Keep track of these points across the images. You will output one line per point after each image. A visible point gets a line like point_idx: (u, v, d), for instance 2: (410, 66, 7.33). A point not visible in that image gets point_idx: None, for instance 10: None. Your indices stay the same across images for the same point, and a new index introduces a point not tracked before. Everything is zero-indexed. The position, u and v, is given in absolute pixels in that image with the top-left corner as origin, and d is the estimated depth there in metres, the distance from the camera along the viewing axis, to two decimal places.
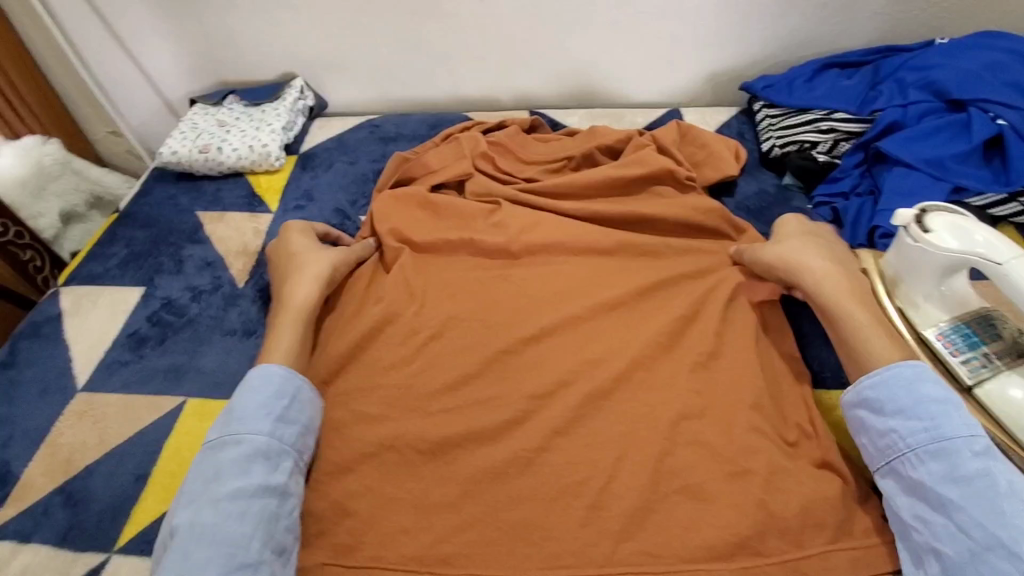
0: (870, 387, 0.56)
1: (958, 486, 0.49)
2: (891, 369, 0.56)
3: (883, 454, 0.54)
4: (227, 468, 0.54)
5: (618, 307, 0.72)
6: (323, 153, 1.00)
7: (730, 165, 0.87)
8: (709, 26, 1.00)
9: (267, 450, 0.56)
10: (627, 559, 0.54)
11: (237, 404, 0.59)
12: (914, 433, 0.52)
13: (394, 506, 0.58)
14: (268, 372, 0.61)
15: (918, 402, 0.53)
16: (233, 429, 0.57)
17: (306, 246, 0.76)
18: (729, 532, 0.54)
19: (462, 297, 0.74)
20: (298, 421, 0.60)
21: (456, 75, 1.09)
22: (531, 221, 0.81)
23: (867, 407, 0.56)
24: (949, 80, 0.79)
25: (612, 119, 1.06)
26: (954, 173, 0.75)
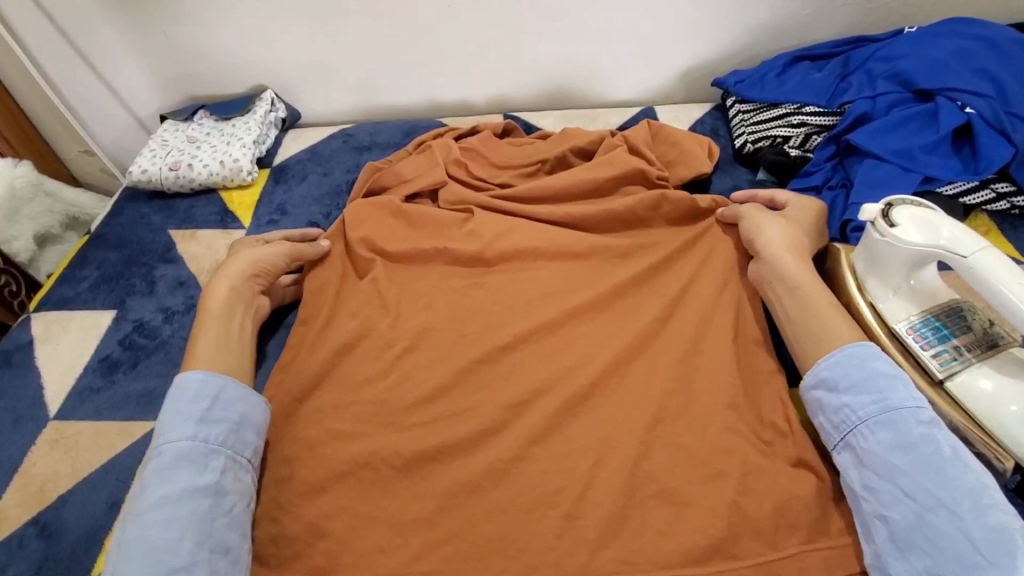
0: (826, 367, 0.58)
1: (905, 453, 0.51)
2: (842, 350, 0.58)
3: (838, 430, 0.56)
4: (153, 478, 0.53)
5: (593, 312, 0.71)
6: (296, 165, 0.99)
7: (702, 161, 0.86)
8: (679, 23, 1.00)
9: (193, 454, 0.55)
10: (603, 567, 0.54)
11: (163, 413, 0.58)
12: (864, 406, 0.54)
13: (370, 526, 0.58)
14: (189, 378, 0.60)
15: (869, 377, 0.55)
16: (161, 438, 0.56)
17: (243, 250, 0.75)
18: (702, 536, 0.54)
19: (436, 308, 0.74)
20: (226, 419, 0.58)
21: (430, 80, 1.08)
22: (504, 229, 0.80)
23: (823, 387, 0.57)
24: (917, 69, 0.79)
25: (586, 120, 1.05)
26: (924, 164, 0.74)
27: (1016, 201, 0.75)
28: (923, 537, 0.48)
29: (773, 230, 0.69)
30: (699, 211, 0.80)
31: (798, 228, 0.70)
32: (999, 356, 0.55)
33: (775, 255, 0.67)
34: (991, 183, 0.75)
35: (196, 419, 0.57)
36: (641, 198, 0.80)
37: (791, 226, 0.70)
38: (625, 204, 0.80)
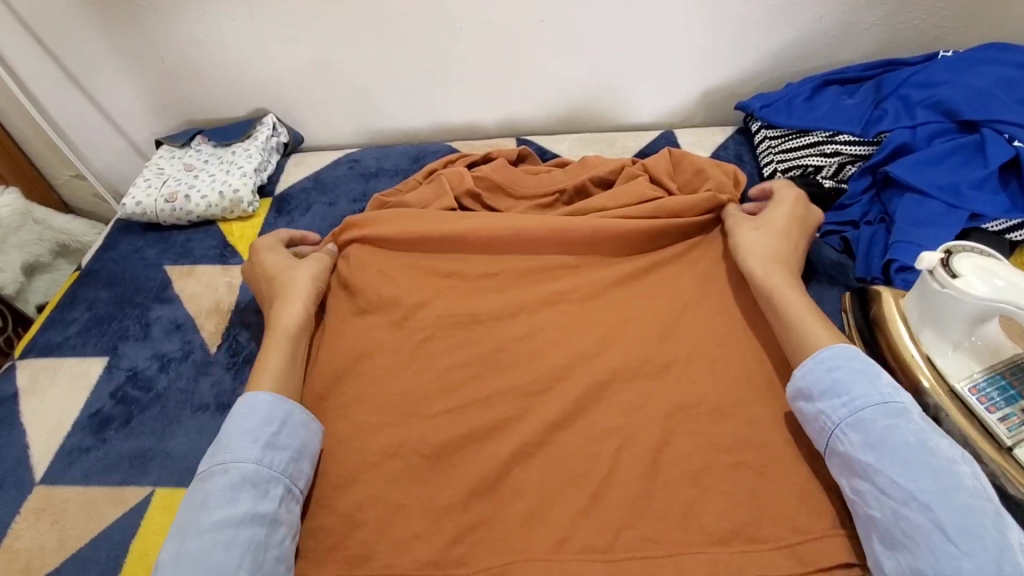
0: (798, 376, 0.56)
1: (874, 451, 0.49)
2: (813, 357, 0.56)
3: (818, 436, 0.54)
4: (214, 496, 0.51)
5: (627, 353, 0.66)
6: (299, 194, 0.95)
7: (730, 189, 0.81)
8: (698, 45, 0.96)
9: (255, 479, 0.52)
10: (628, 548, 0.52)
11: (227, 431, 0.56)
12: (836, 409, 0.53)
13: (389, 527, 0.54)
14: (257, 399, 0.58)
15: (837, 380, 0.54)
16: (221, 457, 0.54)
17: (283, 265, 0.75)
18: (726, 518, 0.53)
19: (454, 351, 0.69)
20: (290, 446, 0.56)
21: (437, 103, 1.04)
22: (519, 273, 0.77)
23: (799, 394, 0.56)
24: (959, 97, 0.75)
25: (603, 145, 1.00)
26: (971, 200, 0.70)
27: None
28: (902, 533, 0.46)
29: (755, 233, 0.70)
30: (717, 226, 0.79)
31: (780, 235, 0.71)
32: None
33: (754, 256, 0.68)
34: None
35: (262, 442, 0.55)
36: (660, 207, 0.78)
37: (772, 231, 0.71)
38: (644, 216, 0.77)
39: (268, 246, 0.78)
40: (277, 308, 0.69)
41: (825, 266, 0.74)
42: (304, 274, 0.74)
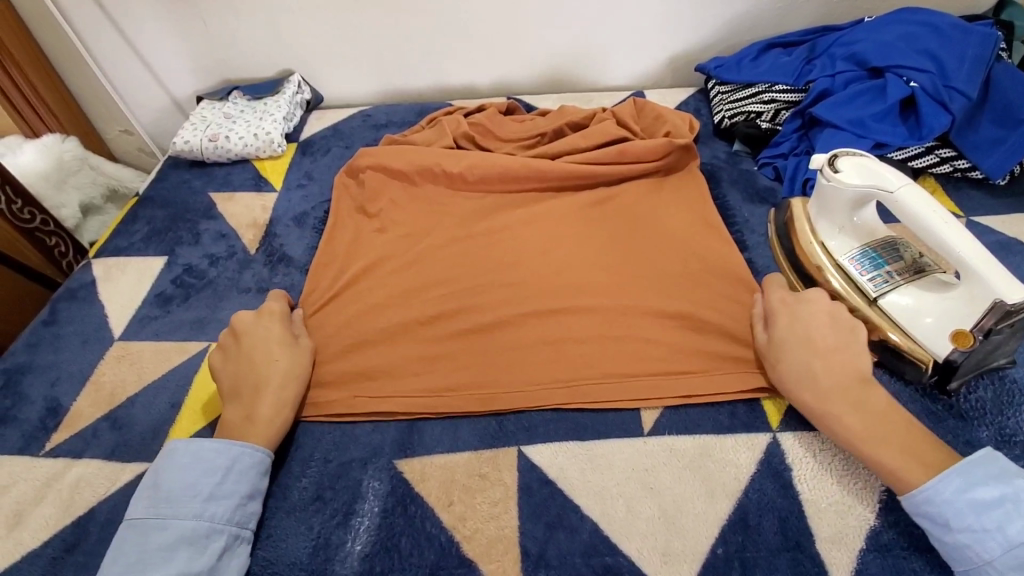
0: (925, 501, 0.51)
1: None
2: (936, 482, 0.51)
3: (961, 565, 0.50)
4: (150, 557, 0.51)
5: (587, 253, 0.82)
6: (321, 140, 1.11)
7: (685, 132, 0.97)
8: (665, 15, 1.12)
9: (193, 535, 0.53)
10: (581, 375, 0.67)
11: (167, 484, 0.55)
12: (987, 546, 0.48)
13: (397, 364, 0.70)
14: (200, 449, 0.57)
15: (979, 511, 0.49)
16: (162, 510, 0.54)
17: (274, 339, 0.67)
18: (656, 358, 0.68)
19: (449, 251, 0.85)
20: (236, 492, 0.56)
21: (440, 66, 1.19)
22: (504, 203, 0.92)
23: (932, 521, 0.51)
24: (870, 50, 0.90)
25: (581, 102, 1.16)
26: (875, 131, 0.85)
27: (957, 164, 0.88)
28: None
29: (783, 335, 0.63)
30: (666, 169, 0.94)
31: (815, 343, 0.61)
32: (923, 278, 0.65)
33: (791, 364, 0.61)
34: (935, 150, 0.88)
35: (204, 494, 0.55)
36: (626, 144, 0.93)
37: (806, 331, 0.62)
38: (608, 151, 0.93)
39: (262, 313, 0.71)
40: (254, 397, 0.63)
41: (757, 190, 0.92)
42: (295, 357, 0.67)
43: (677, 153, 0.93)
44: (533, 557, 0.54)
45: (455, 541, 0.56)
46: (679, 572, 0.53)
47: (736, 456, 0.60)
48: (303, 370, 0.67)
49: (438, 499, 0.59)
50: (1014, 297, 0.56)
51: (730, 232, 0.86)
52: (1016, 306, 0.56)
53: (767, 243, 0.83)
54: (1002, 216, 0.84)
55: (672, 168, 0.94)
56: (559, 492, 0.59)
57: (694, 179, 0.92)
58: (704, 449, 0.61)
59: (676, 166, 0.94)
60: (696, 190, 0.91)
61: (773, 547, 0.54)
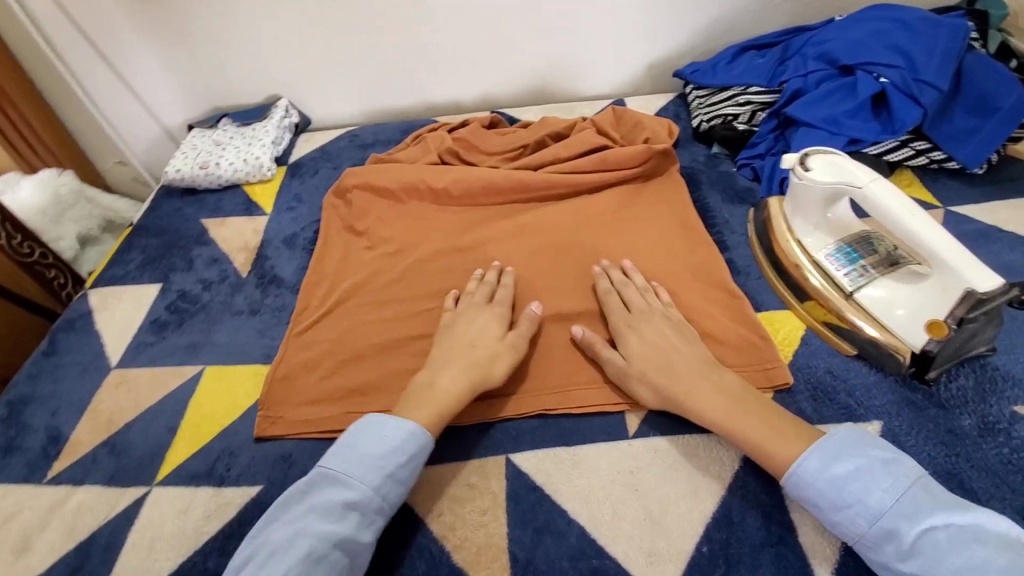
0: (795, 487, 0.54)
1: (915, 559, 0.47)
2: (800, 465, 0.54)
3: (846, 542, 0.53)
4: (325, 510, 0.53)
5: (571, 260, 0.84)
6: (309, 162, 1.13)
7: (663, 138, 0.99)
8: (641, 23, 1.14)
9: (365, 505, 0.55)
10: (567, 382, 0.68)
11: (360, 449, 0.58)
12: (857, 521, 0.51)
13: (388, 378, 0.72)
14: (403, 426, 0.59)
15: (839, 488, 0.52)
16: (350, 471, 0.56)
17: (491, 323, 0.71)
18: None
19: (437, 265, 0.86)
20: (406, 481, 0.58)
21: (424, 84, 1.22)
22: (489, 215, 0.94)
23: (808, 503, 0.54)
24: (840, 48, 0.91)
25: (563, 112, 1.18)
26: (848, 128, 0.87)
27: (933, 156, 0.88)
28: None
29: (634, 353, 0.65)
30: (647, 174, 0.95)
31: (661, 344, 0.65)
32: (897, 271, 0.66)
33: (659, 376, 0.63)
34: (910, 143, 0.88)
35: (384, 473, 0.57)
36: (606, 151, 0.95)
37: (649, 334, 0.66)
38: (588, 159, 0.95)
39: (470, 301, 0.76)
40: (444, 372, 0.65)
41: (736, 191, 0.93)
42: (510, 337, 0.69)
43: (656, 158, 0.95)
44: (522, 563, 0.55)
45: (446, 550, 0.57)
46: (665, 572, 0.54)
47: (720, 456, 0.61)
48: (517, 346, 0.69)
49: (428, 510, 0.60)
50: (984, 285, 0.57)
51: (711, 233, 0.87)
52: (987, 295, 0.56)
53: (747, 242, 0.84)
54: (982, 205, 0.84)
55: (653, 173, 0.96)
56: (546, 498, 0.60)
57: (674, 182, 0.94)
58: (689, 448, 0.62)
59: (656, 171, 0.96)
60: (677, 193, 0.92)
61: (757, 543, 0.55)
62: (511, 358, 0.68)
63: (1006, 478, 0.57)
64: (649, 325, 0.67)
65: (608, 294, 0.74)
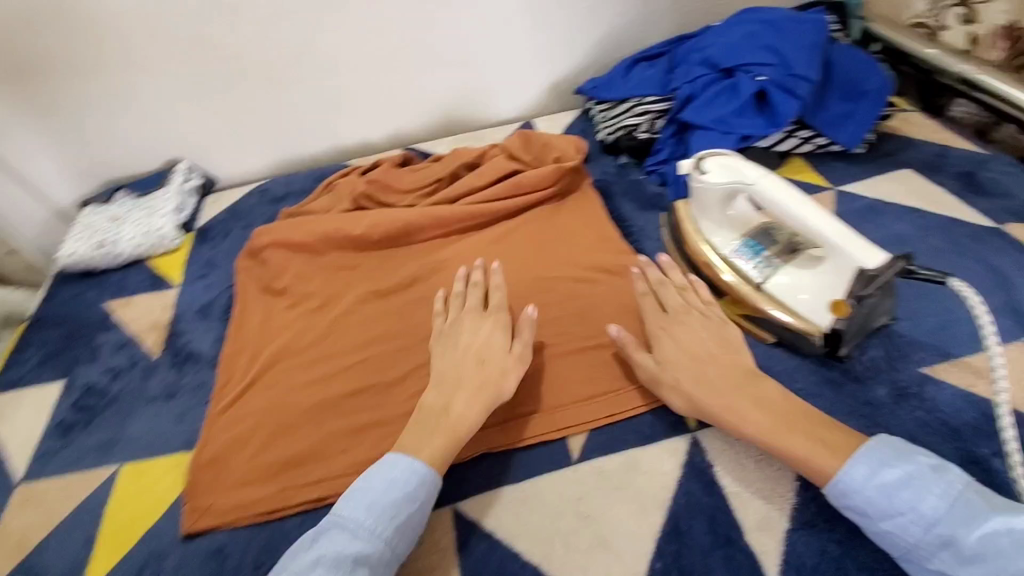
0: (843, 497, 0.53)
1: (977, 566, 0.47)
2: (847, 474, 0.52)
3: (894, 551, 0.52)
4: (335, 562, 0.51)
5: (498, 290, 0.83)
6: (218, 224, 1.08)
7: (573, 156, 1.01)
8: (536, 47, 1.17)
9: (376, 554, 0.53)
10: (509, 417, 0.66)
11: (370, 492, 0.56)
12: (909, 530, 0.50)
13: (322, 442, 0.69)
14: (413, 467, 0.57)
15: (891, 497, 0.51)
16: (362, 517, 0.54)
17: (495, 332, 0.68)
18: (579, 384, 0.68)
19: (361, 314, 0.84)
20: (416, 527, 0.56)
21: (330, 128, 1.19)
22: (410, 255, 0.92)
23: (856, 512, 0.53)
24: (719, 53, 0.96)
25: (475, 141, 1.19)
26: (738, 126, 0.92)
27: (817, 142, 0.94)
28: None
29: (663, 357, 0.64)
30: (561, 192, 0.97)
31: (694, 351, 0.63)
32: (799, 257, 0.70)
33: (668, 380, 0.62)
34: (796, 132, 0.94)
35: (396, 519, 0.55)
36: (519, 176, 0.96)
37: (685, 339, 0.63)
38: (502, 185, 0.95)
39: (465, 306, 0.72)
40: (470, 385, 0.63)
41: (647, 198, 0.96)
42: (516, 347, 0.67)
43: (566, 175, 0.97)
44: None
45: None
46: None
47: (662, 467, 0.61)
48: (523, 357, 0.67)
49: None
50: (870, 261, 0.60)
51: (630, 243, 0.89)
52: (874, 270, 0.60)
53: (663, 247, 0.87)
54: (866, 180, 0.90)
55: (566, 190, 0.98)
56: (498, 542, 0.58)
57: (588, 196, 0.96)
58: (632, 464, 0.62)
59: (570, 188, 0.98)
60: (592, 208, 0.94)
61: (707, 549, 0.55)
62: (519, 370, 0.66)
63: (923, 438, 0.61)
64: (683, 330, 0.64)
65: (642, 296, 0.70)
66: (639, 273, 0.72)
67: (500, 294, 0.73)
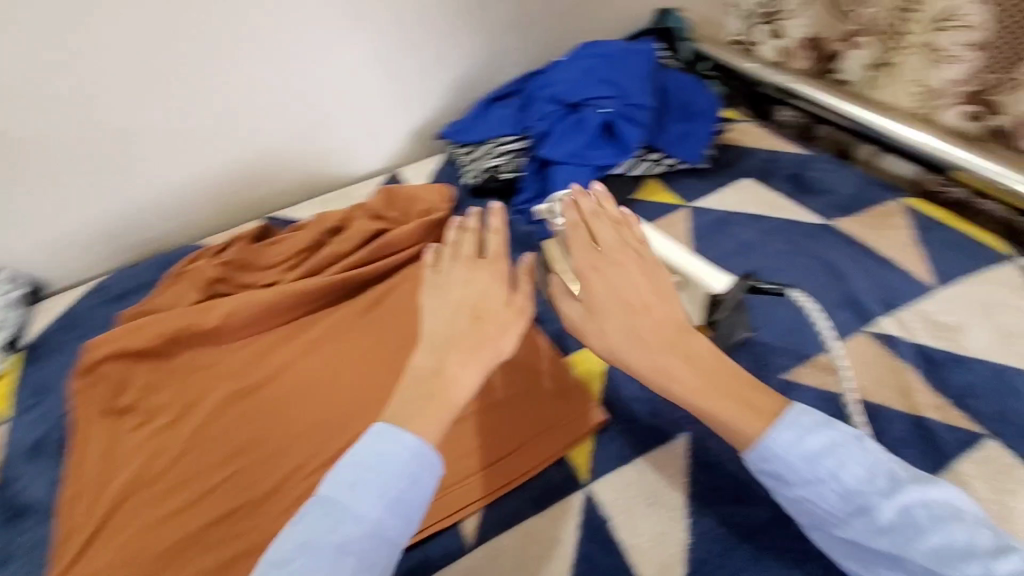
0: (765, 463, 0.50)
1: (887, 536, 0.47)
2: (775, 440, 0.49)
3: (806, 515, 0.52)
4: (322, 549, 0.47)
5: (371, 367, 0.80)
6: (49, 338, 0.94)
7: (440, 205, 0.98)
8: (387, 96, 1.14)
9: (367, 537, 0.48)
10: None
11: (362, 468, 0.50)
12: (826, 499, 0.49)
13: None
14: (405, 442, 0.51)
15: (813, 466, 0.49)
16: (350, 498, 0.49)
17: (494, 283, 0.60)
18: (468, 456, 0.64)
19: (223, 422, 0.76)
20: (412, 504, 0.51)
21: (173, 207, 1.08)
22: (275, 340, 0.86)
23: (773, 478, 0.51)
24: (563, 89, 0.99)
25: (341, 200, 1.13)
26: (591, 158, 0.94)
27: (667, 162, 0.99)
28: None
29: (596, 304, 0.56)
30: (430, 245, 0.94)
31: (634, 303, 0.55)
32: None
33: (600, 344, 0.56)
34: (645, 155, 0.98)
35: (387, 499, 0.50)
36: (383, 237, 0.93)
37: (619, 286, 0.56)
38: (367, 250, 0.91)
39: (456, 254, 0.63)
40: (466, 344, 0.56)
41: (518, 237, 0.96)
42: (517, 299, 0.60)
43: (432, 228, 0.95)
44: None
45: None
46: None
47: (557, 532, 0.59)
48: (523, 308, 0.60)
49: None
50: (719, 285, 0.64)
51: None
52: (721, 294, 0.63)
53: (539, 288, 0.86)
54: (714, 193, 0.95)
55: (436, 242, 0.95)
56: None
57: None
58: (526, 535, 0.60)
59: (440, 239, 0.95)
60: None
61: None
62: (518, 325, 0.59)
63: None
64: (613, 275, 0.57)
65: (573, 229, 0.61)
66: (572, 201, 0.64)
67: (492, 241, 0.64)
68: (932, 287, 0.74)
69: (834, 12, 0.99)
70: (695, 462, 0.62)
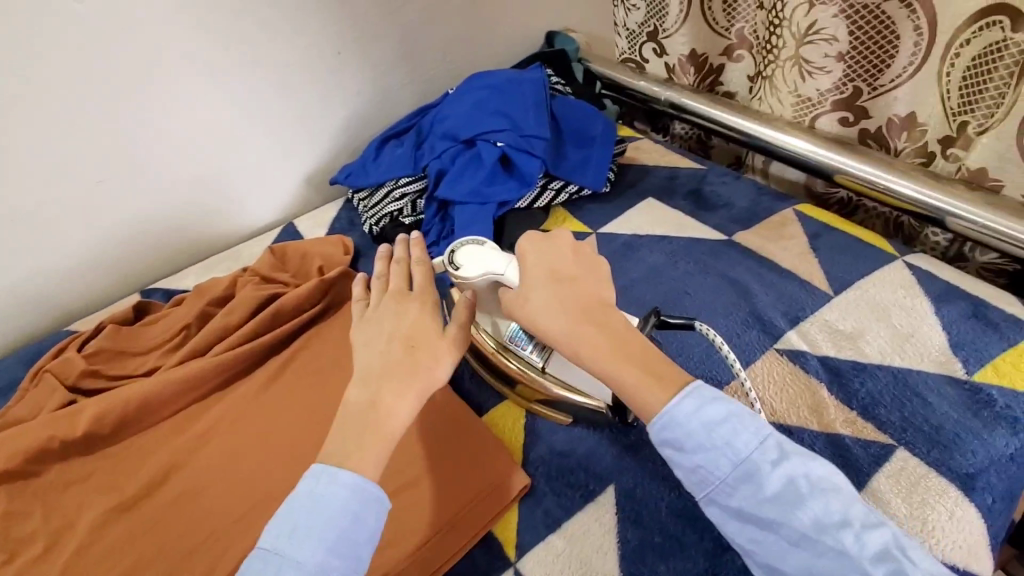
0: (665, 427, 0.49)
1: (775, 504, 0.46)
2: (679, 403, 0.49)
3: (699, 487, 0.49)
4: None
5: (277, 451, 0.71)
6: None
7: (340, 258, 0.93)
8: (273, 144, 1.06)
9: None
10: None
11: (296, 517, 0.48)
12: (720, 465, 0.48)
13: None
14: (337, 481, 0.49)
15: (711, 433, 0.48)
16: (287, 549, 0.47)
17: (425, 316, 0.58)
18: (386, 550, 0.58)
19: (102, 547, 0.64)
20: (355, 549, 0.48)
21: (36, 292, 0.94)
22: (160, 439, 0.75)
23: (671, 446, 0.49)
24: (456, 126, 0.95)
25: (230, 261, 1.03)
26: (492, 194, 0.91)
27: (570, 190, 0.97)
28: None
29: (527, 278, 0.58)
30: (332, 302, 0.88)
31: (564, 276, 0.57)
32: None
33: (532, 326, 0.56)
34: (548, 185, 0.96)
35: (326, 546, 0.47)
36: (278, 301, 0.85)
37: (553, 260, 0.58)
38: (261, 317, 0.83)
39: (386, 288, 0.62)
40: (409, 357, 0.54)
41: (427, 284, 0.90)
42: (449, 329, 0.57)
43: (334, 283, 0.88)
44: None
45: None
46: None
47: None
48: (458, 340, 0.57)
49: None
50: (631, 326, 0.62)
51: None
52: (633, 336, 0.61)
53: None
54: (620, 217, 0.94)
55: (338, 298, 0.88)
56: None
57: None
58: None
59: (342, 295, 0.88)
60: None
61: None
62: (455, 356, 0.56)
63: None
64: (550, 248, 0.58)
65: None
66: None
67: (421, 271, 0.63)
68: (830, 295, 0.75)
69: (711, 29, 1.03)
70: (622, 518, 0.59)
